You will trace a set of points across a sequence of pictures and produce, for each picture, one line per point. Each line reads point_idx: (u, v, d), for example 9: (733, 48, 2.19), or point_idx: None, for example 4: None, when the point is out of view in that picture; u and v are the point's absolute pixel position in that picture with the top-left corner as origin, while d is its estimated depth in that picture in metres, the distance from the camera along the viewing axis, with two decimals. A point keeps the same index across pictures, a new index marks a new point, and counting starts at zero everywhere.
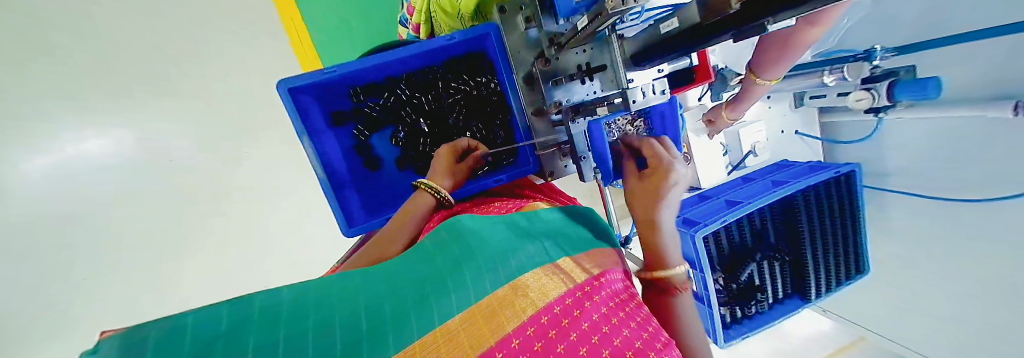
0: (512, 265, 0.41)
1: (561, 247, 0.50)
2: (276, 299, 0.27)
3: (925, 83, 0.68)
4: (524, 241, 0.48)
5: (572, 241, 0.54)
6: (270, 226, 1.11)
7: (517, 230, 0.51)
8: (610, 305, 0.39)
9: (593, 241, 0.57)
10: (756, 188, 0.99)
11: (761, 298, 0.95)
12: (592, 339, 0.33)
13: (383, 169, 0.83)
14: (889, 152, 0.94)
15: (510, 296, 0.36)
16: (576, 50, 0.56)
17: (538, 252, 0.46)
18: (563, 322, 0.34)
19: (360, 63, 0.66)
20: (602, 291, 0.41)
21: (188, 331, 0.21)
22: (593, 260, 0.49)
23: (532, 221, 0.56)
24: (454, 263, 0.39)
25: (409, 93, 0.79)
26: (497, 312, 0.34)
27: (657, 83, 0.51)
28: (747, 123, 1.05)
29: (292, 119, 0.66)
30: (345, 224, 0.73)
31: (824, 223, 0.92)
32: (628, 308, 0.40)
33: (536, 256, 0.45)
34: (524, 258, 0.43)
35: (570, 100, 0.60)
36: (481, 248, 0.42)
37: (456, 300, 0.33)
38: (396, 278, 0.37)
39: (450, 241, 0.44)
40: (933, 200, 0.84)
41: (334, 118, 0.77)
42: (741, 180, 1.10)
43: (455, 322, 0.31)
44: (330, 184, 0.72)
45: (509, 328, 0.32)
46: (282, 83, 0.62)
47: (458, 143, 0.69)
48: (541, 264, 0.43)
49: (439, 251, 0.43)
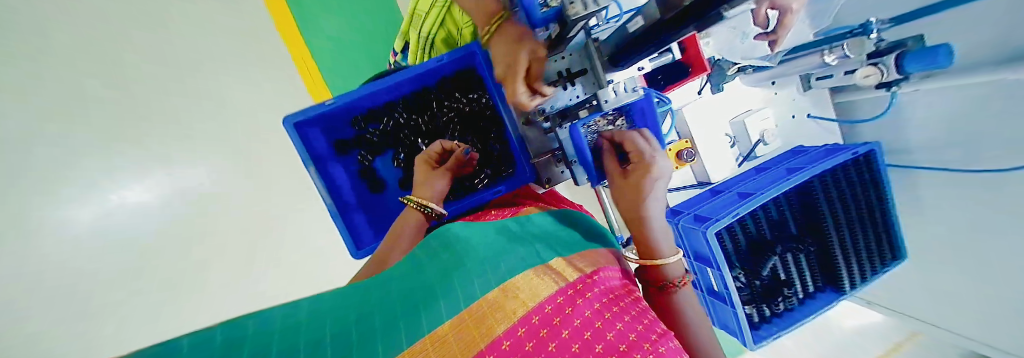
0: (501, 270, 0.42)
1: (553, 249, 0.51)
2: (268, 322, 0.29)
3: (936, 54, 0.64)
4: (515, 247, 0.50)
5: (565, 242, 0.56)
6: (289, 252, 1.18)
7: (507, 237, 0.53)
8: (605, 301, 0.39)
9: (584, 241, 0.58)
10: (769, 178, 0.96)
11: (788, 293, 0.89)
12: (585, 334, 0.33)
13: (387, 190, 0.86)
14: (908, 127, 0.89)
15: (500, 300, 0.36)
16: (555, 58, 0.55)
17: (528, 255, 0.47)
18: (555, 321, 0.34)
19: (357, 93, 0.70)
20: (594, 288, 0.41)
21: (185, 348, 0.23)
22: (587, 259, 0.50)
23: (523, 224, 0.60)
24: (445, 275, 0.40)
25: (406, 116, 0.81)
26: (487, 316, 0.34)
27: (629, 81, 0.53)
28: (753, 111, 1.04)
29: (297, 152, 0.70)
30: (354, 248, 0.75)
31: (847, 207, 0.86)
32: (623, 303, 0.40)
33: (527, 259, 0.46)
34: (515, 262, 0.44)
35: (554, 107, 0.59)
36: (471, 258, 0.44)
37: (445, 308, 0.34)
38: (387, 295, 0.38)
39: (440, 257, 0.46)
40: (962, 174, 0.79)
41: (337, 147, 0.81)
42: (753, 170, 1.07)
43: (444, 330, 0.31)
44: (337, 211, 0.74)
45: (499, 330, 0.31)
46: (286, 119, 0.67)
47: (432, 151, 0.72)
48: (533, 266, 0.44)
49: (430, 264, 0.45)
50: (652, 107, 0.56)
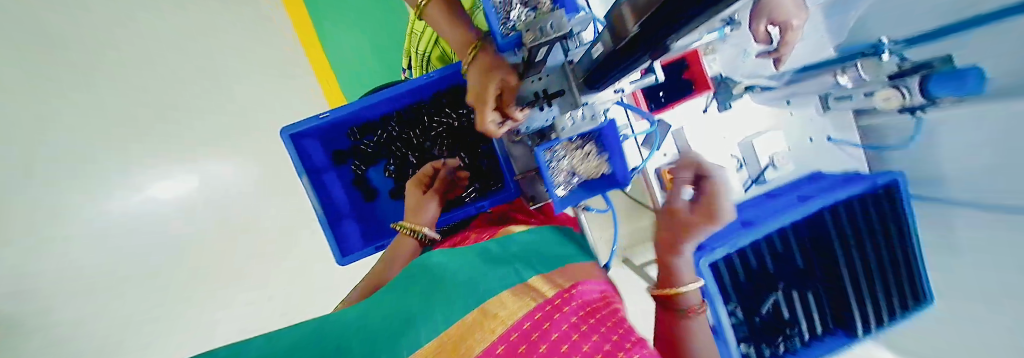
0: (480, 291, 0.42)
1: (532, 268, 0.51)
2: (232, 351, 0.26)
3: (965, 75, 0.57)
4: (494, 269, 0.49)
5: (543, 259, 0.55)
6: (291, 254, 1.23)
7: (487, 259, 0.53)
8: (580, 316, 0.40)
9: (564, 257, 0.58)
10: (778, 205, 0.90)
11: (790, 333, 0.83)
12: (562, 346, 0.33)
13: (379, 199, 0.89)
14: (942, 157, 0.80)
15: (479, 321, 0.36)
16: (533, 79, 0.55)
17: (507, 276, 0.47)
18: (533, 336, 0.34)
19: (350, 107, 0.73)
20: (571, 302, 0.42)
21: None
22: (564, 276, 0.50)
23: (506, 245, 0.59)
24: (425, 299, 0.40)
25: (400, 129, 0.84)
26: (467, 336, 0.33)
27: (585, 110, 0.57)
28: (762, 133, 0.97)
29: (294, 162, 0.73)
30: (339, 254, 0.77)
31: (864, 241, 0.80)
32: (598, 316, 0.41)
33: (505, 279, 0.46)
34: (494, 282, 0.44)
35: (531, 127, 0.58)
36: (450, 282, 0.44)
37: (426, 328, 0.33)
38: (365, 320, 0.37)
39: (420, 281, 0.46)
40: (998, 216, 0.70)
41: (334, 157, 0.84)
42: (763, 196, 1.01)
43: (424, 352, 0.30)
44: (327, 219, 0.77)
45: (479, 350, 0.31)
46: (284, 131, 0.70)
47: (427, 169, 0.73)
48: (510, 286, 0.44)
49: (411, 289, 0.44)
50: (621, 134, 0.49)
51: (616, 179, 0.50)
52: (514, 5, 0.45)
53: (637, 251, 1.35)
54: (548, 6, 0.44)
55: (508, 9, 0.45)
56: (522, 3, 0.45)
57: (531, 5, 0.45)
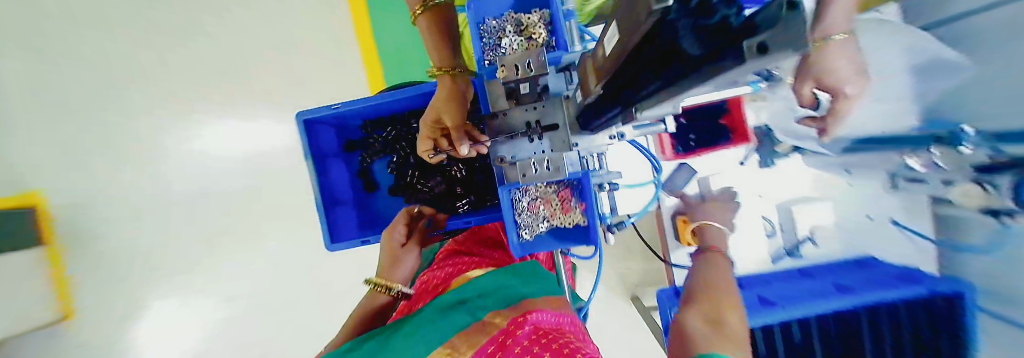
0: (428, 340, 0.43)
1: (493, 302, 0.52)
2: None
3: None
4: (450, 312, 0.50)
5: (507, 294, 0.54)
6: (291, 225, 1.17)
7: (445, 304, 0.53)
8: (532, 338, 0.40)
9: (533, 292, 0.55)
10: (807, 288, 0.80)
11: None
12: None
13: (379, 192, 0.90)
14: None
15: None
16: (526, 108, 0.51)
17: (461, 317, 0.47)
18: None
19: (362, 103, 0.75)
20: (523, 328, 0.42)
21: None
22: (522, 306, 0.50)
23: (467, 290, 0.56)
24: None
25: (408, 129, 0.83)
26: None
27: (553, 142, 0.50)
28: (804, 201, 0.84)
29: (303, 145, 0.77)
30: (330, 239, 0.79)
31: (900, 335, 0.73)
32: (553, 336, 0.41)
33: (459, 321, 0.47)
34: (443, 327, 0.45)
35: (515, 156, 0.52)
36: (401, 338, 0.45)
37: None
38: None
39: (376, 342, 0.46)
40: None
41: (345, 146, 0.88)
42: (794, 272, 0.88)
43: None
44: (324, 203, 0.79)
45: None
46: (299, 115, 0.75)
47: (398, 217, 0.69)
48: (460, 329, 0.45)
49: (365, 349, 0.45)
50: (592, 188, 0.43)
51: (588, 235, 0.45)
52: (507, 32, 0.44)
53: (648, 292, 1.20)
54: (541, 38, 0.43)
55: (501, 35, 0.44)
56: (515, 31, 0.44)
57: (525, 35, 0.43)
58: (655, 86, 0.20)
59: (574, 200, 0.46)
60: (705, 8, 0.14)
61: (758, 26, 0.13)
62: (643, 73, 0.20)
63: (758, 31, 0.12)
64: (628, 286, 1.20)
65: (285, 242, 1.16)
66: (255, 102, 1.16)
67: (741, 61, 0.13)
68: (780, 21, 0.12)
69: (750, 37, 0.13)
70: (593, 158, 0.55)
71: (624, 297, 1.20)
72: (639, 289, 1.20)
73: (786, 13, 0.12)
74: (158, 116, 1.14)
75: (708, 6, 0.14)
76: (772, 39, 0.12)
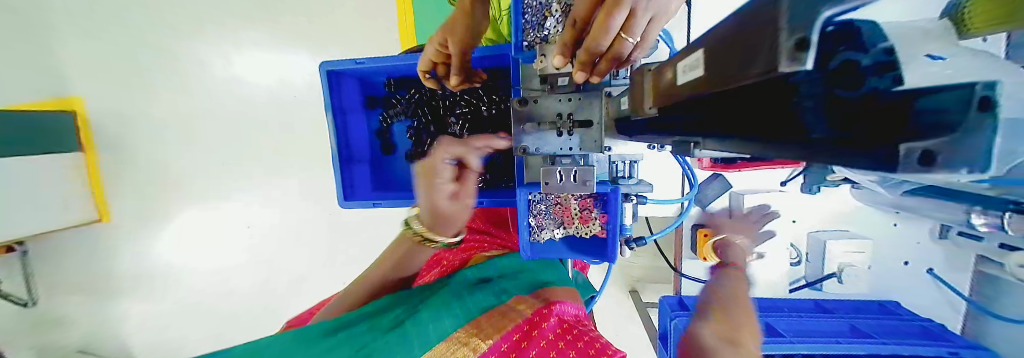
0: (452, 315, 0.44)
1: (515, 286, 0.52)
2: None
3: None
4: (473, 289, 0.50)
5: (526, 279, 0.54)
6: (299, 170, 1.16)
7: (466, 282, 0.52)
8: (558, 333, 0.42)
9: (557, 279, 0.55)
10: (821, 324, 0.77)
11: None
12: None
13: (396, 155, 0.87)
14: None
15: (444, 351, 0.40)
16: (560, 98, 0.45)
17: (487, 297, 0.48)
18: None
19: (386, 61, 0.70)
20: (549, 320, 0.43)
21: None
22: (547, 293, 0.50)
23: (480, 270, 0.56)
24: (397, 322, 0.43)
25: (431, 94, 0.78)
26: None
27: (584, 139, 0.45)
28: (843, 236, 0.78)
29: (325, 97, 0.75)
30: (344, 197, 0.80)
31: None
32: (577, 331, 0.42)
33: (485, 300, 0.47)
34: (467, 304, 0.46)
35: (540, 150, 0.48)
36: (426, 304, 0.46)
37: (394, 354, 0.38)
38: (351, 331, 0.42)
39: (399, 301, 0.49)
40: None
41: (367, 101, 0.85)
42: (811, 305, 0.84)
43: None
44: (340, 158, 0.79)
45: None
46: (323, 65, 0.72)
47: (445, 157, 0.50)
48: (486, 309, 0.45)
49: (391, 306, 0.48)
50: (619, 202, 0.41)
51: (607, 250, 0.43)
52: (553, 12, 0.40)
53: (648, 288, 1.19)
54: None
55: (545, 14, 0.40)
56: (563, 12, 0.40)
57: None
58: (743, 138, 0.17)
59: (596, 211, 0.43)
60: (852, 78, 0.11)
61: (916, 120, 0.09)
62: (721, 119, 0.18)
63: (922, 134, 0.09)
64: (630, 280, 1.19)
65: (290, 186, 1.16)
66: (267, 38, 1.10)
67: (894, 163, 0.10)
68: (953, 129, 0.08)
69: (906, 137, 0.10)
70: (624, 164, 0.52)
71: (624, 290, 1.19)
72: (639, 284, 1.19)
73: (961, 115, 0.08)
74: (165, 35, 1.08)
75: (855, 75, 0.11)
76: (945, 150, 0.08)
